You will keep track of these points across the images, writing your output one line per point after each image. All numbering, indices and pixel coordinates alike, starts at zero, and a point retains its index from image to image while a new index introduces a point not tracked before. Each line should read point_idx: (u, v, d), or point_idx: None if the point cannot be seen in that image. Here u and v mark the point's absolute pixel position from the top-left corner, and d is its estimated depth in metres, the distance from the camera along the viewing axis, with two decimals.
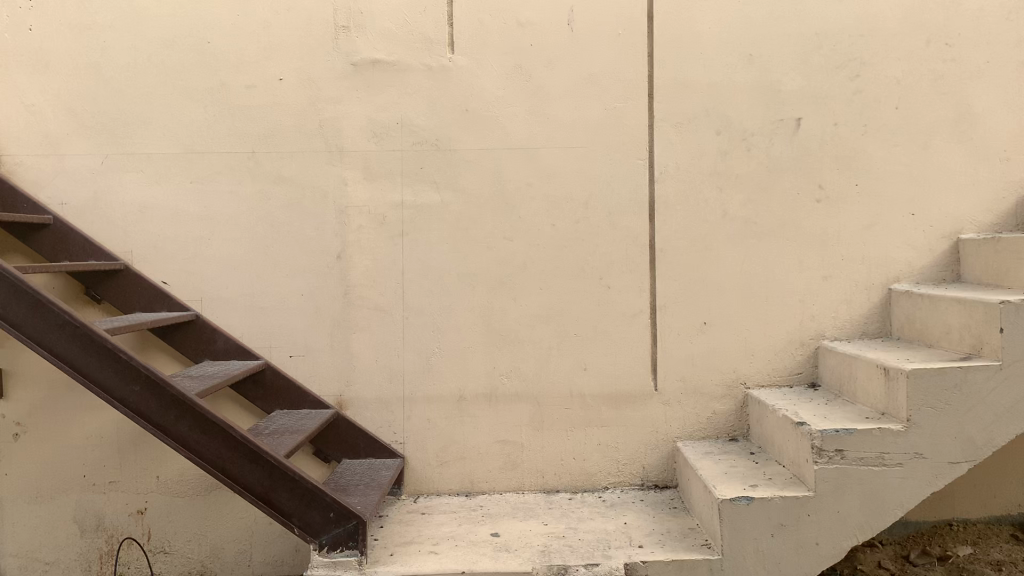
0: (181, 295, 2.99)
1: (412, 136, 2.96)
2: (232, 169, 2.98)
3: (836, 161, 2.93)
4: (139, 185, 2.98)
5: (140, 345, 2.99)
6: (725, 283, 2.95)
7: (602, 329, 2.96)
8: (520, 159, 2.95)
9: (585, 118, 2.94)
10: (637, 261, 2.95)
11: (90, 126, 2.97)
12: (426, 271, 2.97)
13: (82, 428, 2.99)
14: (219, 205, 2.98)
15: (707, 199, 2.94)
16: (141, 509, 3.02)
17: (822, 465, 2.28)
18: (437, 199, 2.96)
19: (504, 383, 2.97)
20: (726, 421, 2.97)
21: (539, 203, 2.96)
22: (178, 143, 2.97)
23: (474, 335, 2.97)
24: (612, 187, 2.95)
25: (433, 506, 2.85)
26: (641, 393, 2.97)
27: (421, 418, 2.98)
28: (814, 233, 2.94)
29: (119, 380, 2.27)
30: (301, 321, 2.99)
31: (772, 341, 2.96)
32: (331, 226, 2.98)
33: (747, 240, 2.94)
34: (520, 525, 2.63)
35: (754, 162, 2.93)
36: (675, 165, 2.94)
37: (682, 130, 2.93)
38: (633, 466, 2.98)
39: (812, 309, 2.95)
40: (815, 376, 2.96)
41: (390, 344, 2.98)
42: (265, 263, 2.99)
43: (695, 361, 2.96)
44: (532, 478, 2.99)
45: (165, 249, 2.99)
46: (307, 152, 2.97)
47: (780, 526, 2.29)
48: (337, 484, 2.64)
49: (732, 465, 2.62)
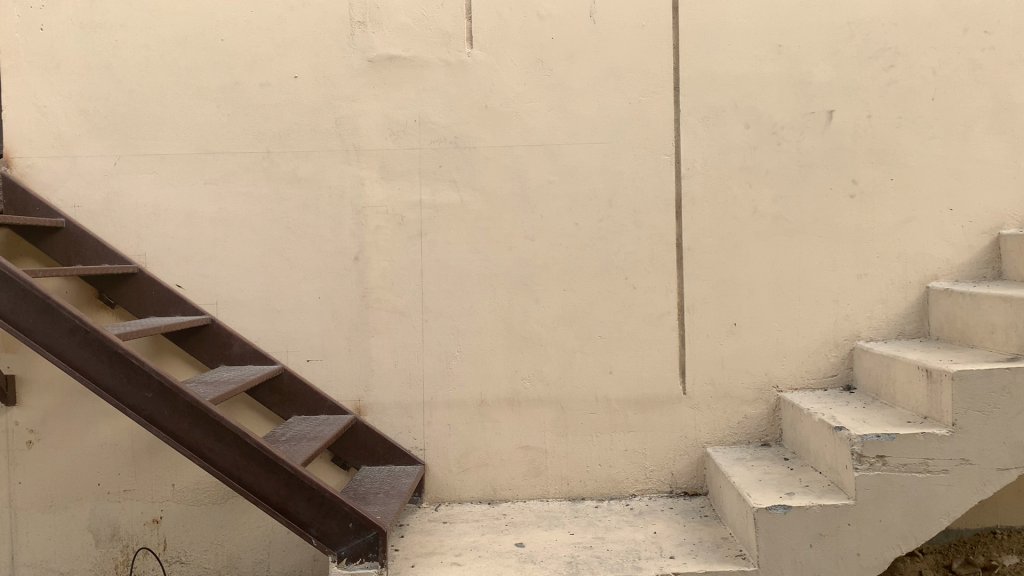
0: (196, 298, 2.93)
1: (429, 134, 2.88)
2: (247, 169, 2.91)
3: (870, 155, 2.82)
4: (152, 186, 2.92)
5: (155, 350, 2.92)
6: (755, 282, 2.84)
7: (628, 331, 2.87)
8: (541, 157, 2.86)
9: (608, 113, 2.85)
10: (663, 260, 2.86)
11: (102, 127, 2.91)
12: (446, 272, 2.89)
13: (96, 435, 2.93)
14: (233, 206, 2.91)
15: (735, 195, 2.84)
16: (156, 518, 2.95)
17: (862, 472, 2.17)
18: (456, 198, 2.88)
19: (526, 387, 2.88)
20: (758, 425, 2.87)
21: (561, 202, 2.86)
22: (191, 143, 2.91)
23: (496, 338, 2.88)
24: (637, 184, 2.85)
25: (455, 514, 2.76)
26: (668, 397, 2.87)
27: (442, 424, 2.89)
28: (847, 230, 2.83)
29: (131, 386, 2.20)
30: (318, 324, 2.91)
31: (805, 342, 2.85)
32: (348, 227, 2.90)
33: (778, 237, 2.84)
34: (546, 535, 2.54)
35: (784, 157, 2.83)
36: (702, 161, 2.84)
37: (709, 124, 2.83)
38: (661, 472, 2.88)
39: (847, 309, 2.84)
40: (851, 379, 2.85)
41: (409, 347, 2.90)
42: (282, 265, 2.91)
43: (725, 364, 2.86)
44: (557, 485, 2.89)
45: (179, 252, 2.93)
46: (323, 151, 2.90)
47: (819, 535, 2.18)
48: (356, 492, 2.56)
49: (766, 472, 2.51)
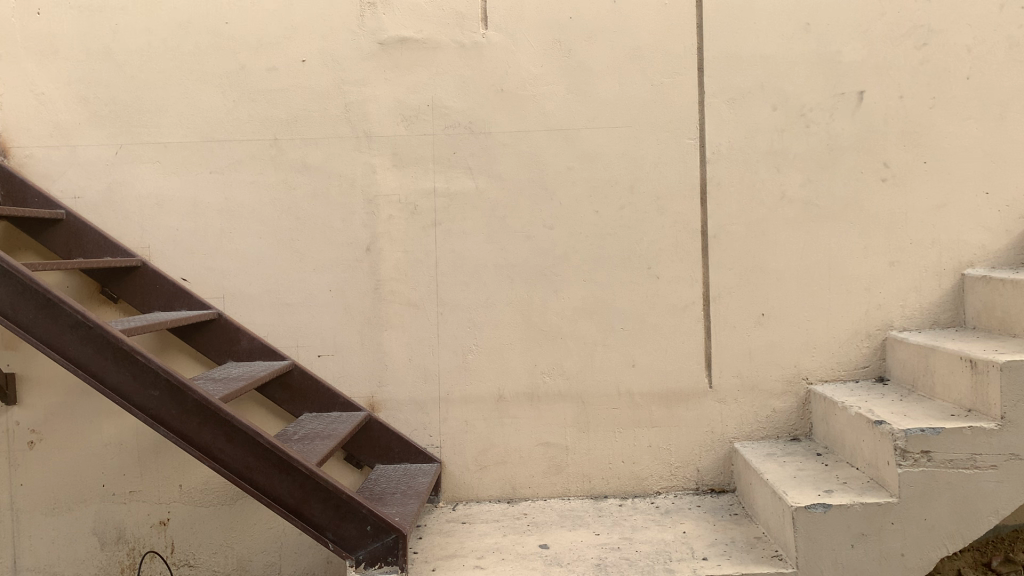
0: (202, 292, 2.82)
1: (443, 119, 2.77)
2: (254, 157, 2.80)
3: (903, 138, 2.71)
4: (156, 176, 2.81)
5: (160, 346, 2.82)
6: (784, 271, 2.74)
7: (651, 323, 2.76)
8: (560, 142, 2.75)
9: (629, 96, 2.74)
10: (687, 248, 2.75)
11: (103, 115, 2.80)
12: (462, 263, 2.78)
13: (100, 434, 2.83)
14: (240, 196, 2.81)
15: (762, 180, 2.73)
16: (163, 519, 2.85)
17: (906, 468, 2.06)
18: (472, 185, 2.77)
19: (546, 382, 2.78)
20: (787, 419, 2.76)
21: (581, 188, 2.75)
22: (196, 131, 2.80)
23: (514, 331, 2.78)
24: (660, 169, 2.74)
25: (474, 514, 2.66)
26: (694, 391, 2.76)
27: (459, 421, 2.79)
28: (879, 215, 2.72)
29: (136, 384, 2.10)
30: (329, 319, 2.81)
31: (836, 333, 2.74)
32: (360, 217, 2.79)
33: (807, 224, 2.73)
34: (571, 536, 2.43)
35: (813, 140, 2.72)
36: (728, 145, 2.73)
37: (734, 106, 2.72)
38: (686, 469, 2.78)
39: (879, 298, 2.74)
40: (883, 370, 2.74)
41: (424, 341, 2.79)
42: (291, 258, 2.81)
43: (752, 356, 2.75)
44: (579, 483, 2.79)
45: (185, 245, 2.82)
46: (332, 138, 2.79)
47: (860, 535, 2.08)
48: (372, 492, 2.45)
49: (800, 468, 2.41)
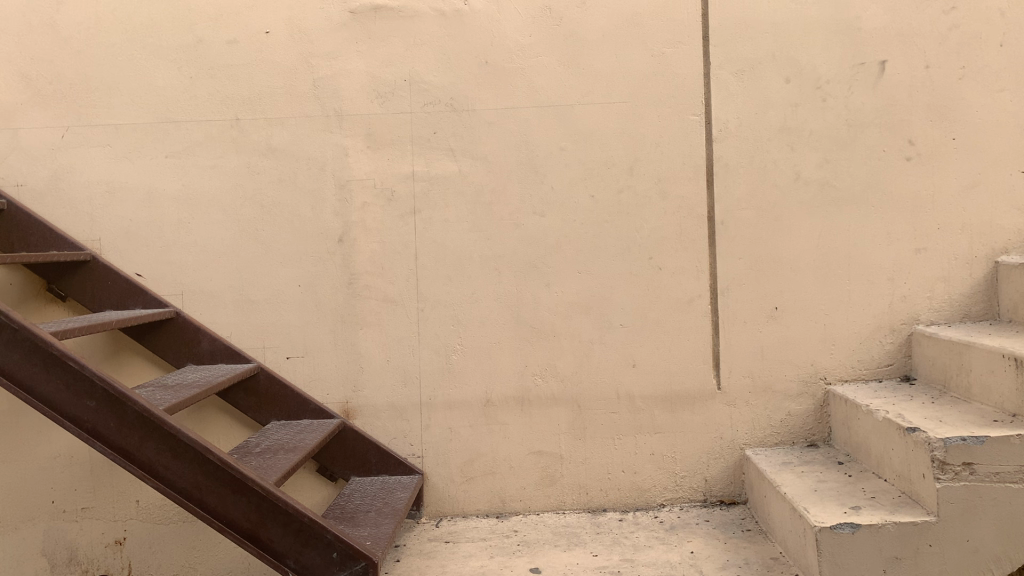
0: (159, 289, 2.56)
1: (421, 95, 2.51)
2: (213, 140, 2.54)
3: (929, 112, 2.45)
4: (106, 161, 2.55)
5: (113, 349, 2.56)
6: (799, 260, 2.48)
7: (654, 319, 2.50)
8: (551, 121, 2.49)
9: (628, 68, 2.48)
10: (693, 236, 2.49)
11: (48, 94, 2.54)
12: (444, 254, 2.52)
13: (49, 446, 2.58)
14: (199, 183, 2.55)
15: (775, 160, 2.47)
16: (119, 539, 2.60)
17: (945, 483, 1.81)
18: (454, 168, 2.51)
19: (538, 384, 2.52)
20: (803, 423, 2.51)
21: (574, 171, 2.50)
22: (150, 111, 2.54)
23: (502, 329, 2.52)
24: (661, 149, 2.48)
25: (459, 533, 2.41)
26: (701, 393, 2.51)
27: (442, 428, 2.54)
28: (904, 198, 2.46)
29: (70, 394, 1.85)
30: (299, 317, 2.55)
31: (857, 328, 2.49)
32: (331, 204, 2.53)
33: (824, 208, 2.47)
34: (566, 558, 2.18)
35: (830, 115, 2.46)
36: (737, 122, 2.47)
37: (743, 79, 2.47)
38: (693, 479, 2.53)
39: (904, 289, 2.48)
40: (909, 369, 2.48)
41: (403, 341, 2.54)
42: (255, 250, 2.55)
43: (764, 354, 2.50)
44: (574, 496, 2.54)
45: (139, 237, 2.56)
46: (300, 117, 2.53)
47: (894, 559, 1.83)
48: (343, 511, 2.20)
49: (821, 479, 2.15)
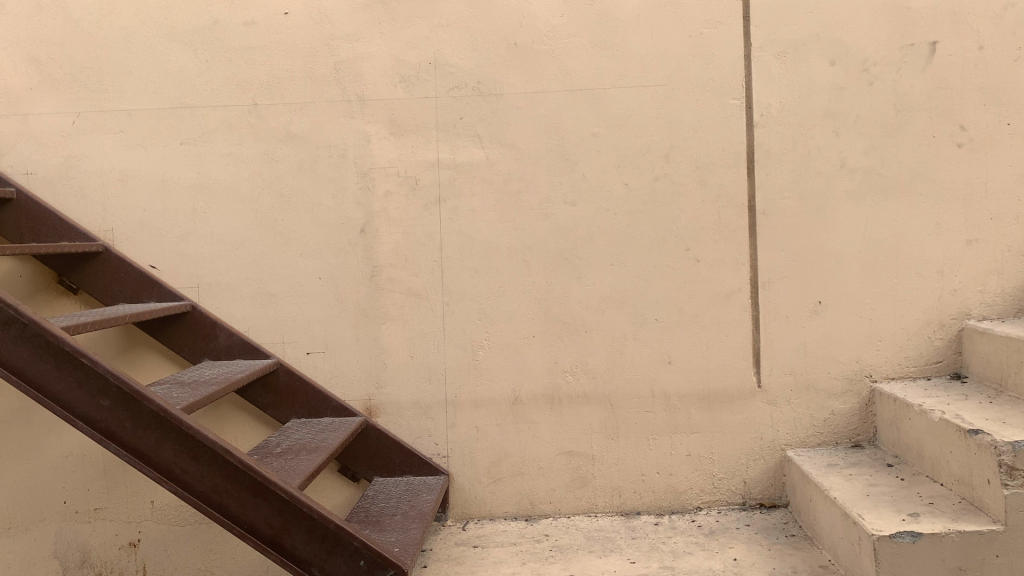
0: (174, 282, 2.46)
1: (447, 79, 2.39)
2: (230, 126, 2.43)
3: (982, 95, 2.32)
4: (119, 149, 2.45)
5: (127, 344, 2.47)
6: (844, 252, 2.36)
7: (690, 313, 2.39)
8: (583, 106, 2.38)
9: (664, 50, 2.36)
10: (732, 227, 2.38)
11: (58, 79, 2.43)
12: (470, 246, 2.41)
13: (61, 444, 2.49)
14: (215, 171, 2.44)
15: (818, 146, 2.35)
16: (133, 541, 2.50)
17: (1013, 490, 1.68)
18: (481, 155, 2.40)
19: (569, 382, 2.41)
20: (847, 423, 2.39)
21: (607, 158, 2.38)
22: (164, 96, 2.43)
23: (531, 324, 2.41)
24: (699, 136, 2.37)
25: (487, 536, 2.30)
26: (739, 391, 2.40)
27: (469, 427, 2.43)
28: (955, 186, 2.34)
29: (82, 393, 1.74)
30: (319, 311, 2.45)
31: (904, 323, 2.37)
32: (352, 193, 2.43)
33: (871, 197, 2.35)
34: (602, 565, 2.07)
35: (877, 99, 2.34)
36: (778, 106, 2.35)
37: (785, 61, 2.34)
38: (731, 481, 2.42)
39: (954, 282, 2.35)
40: (959, 366, 2.36)
41: (428, 336, 2.43)
42: (274, 241, 2.44)
43: (806, 350, 2.38)
44: (607, 498, 2.43)
45: (153, 228, 2.46)
46: (320, 102, 2.42)
47: (957, 570, 1.72)
48: (368, 514, 2.10)
49: (872, 483, 2.04)
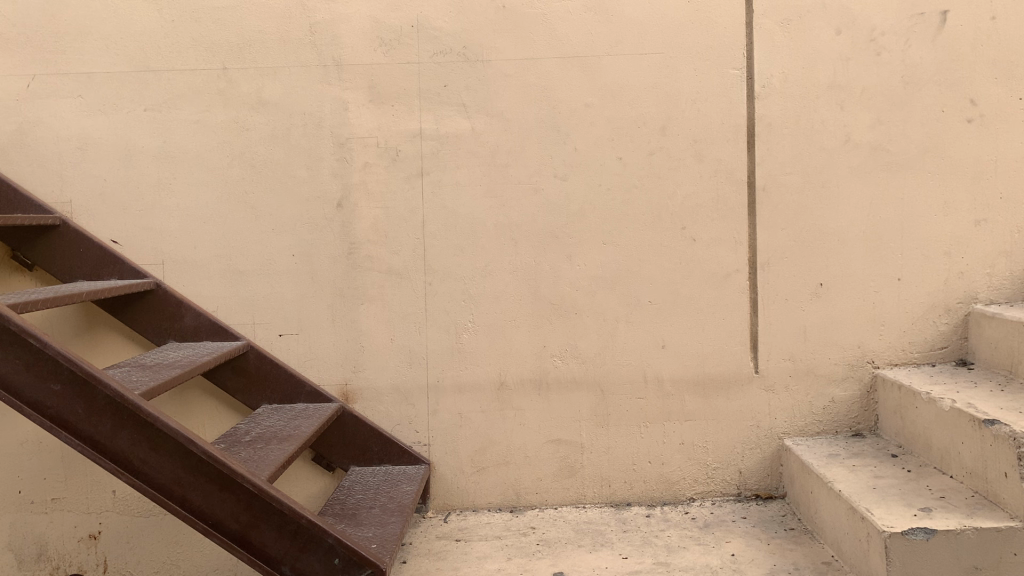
0: (137, 258, 2.30)
1: (431, 43, 2.24)
2: (198, 91, 2.27)
3: (995, 68, 2.20)
4: (77, 115, 2.28)
5: (87, 324, 2.31)
6: (847, 232, 2.25)
7: (686, 295, 2.27)
8: (575, 74, 2.24)
9: (661, 15, 2.22)
10: (730, 204, 2.25)
11: (12, 38, 2.26)
12: (454, 222, 2.27)
13: (16, 431, 2.33)
14: (182, 139, 2.28)
15: (823, 121, 2.23)
16: (93, 533, 2.36)
17: None
18: (466, 126, 2.26)
19: (557, 366, 2.29)
20: (848, 411, 2.29)
21: (601, 130, 2.25)
22: (127, 58, 2.27)
23: (518, 305, 2.28)
24: (698, 107, 2.24)
25: (471, 529, 2.18)
26: (736, 378, 2.28)
27: (451, 413, 2.30)
28: (964, 163, 2.22)
29: (31, 376, 1.60)
30: (293, 290, 2.30)
31: (909, 307, 2.26)
32: (329, 165, 2.28)
33: (877, 174, 2.23)
34: (593, 560, 1.95)
35: (885, 71, 2.21)
36: (781, 77, 2.23)
37: (790, 29, 2.22)
38: (726, 471, 2.31)
39: (962, 264, 2.24)
40: (965, 352, 2.26)
41: (408, 317, 2.30)
42: (245, 216, 2.29)
43: (807, 335, 2.27)
44: (596, 488, 2.32)
45: (114, 200, 2.30)
46: (294, 67, 2.26)
47: (973, 569, 1.62)
48: (344, 507, 1.97)
49: (877, 475, 1.93)
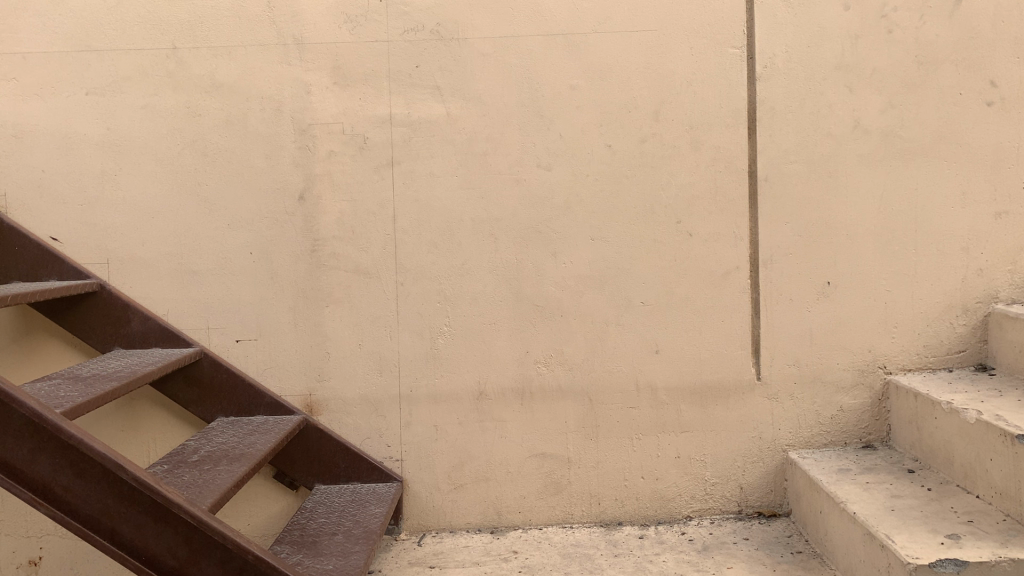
0: (80, 257, 2.10)
1: (401, 20, 2.04)
2: (145, 73, 2.06)
3: (1016, 45, 2.01)
4: (11, 99, 2.06)
5: (24, 330, 2.10)
6: (857, 225, 2.06)
7: (681, 296, 2.08)
8: (559, 54, 2.04)
9: None
10: (730, 196, 2.06)
11: None
12: (428, 216, 2.08)
13: None
14: (128, 126, 2.07)
15: (830, 105, 2.04)
16: (33, 559, 2.15)
17: None
18: (441, 111, 2.06)
19: (541, 374, 2.10)
20: (857, 421, 2.11)
21: (588, 115, 2.05)
22: (65, 37, 2.05)
23: (498, 307, 2.09)
24: (694, 90, 2.04)
25: (447, 554, 1.98)
26: (736, 385, 2.10)
27: (425, 426, 2.11)
28: (983, 151, 2.04)
29: None
30: (251, 291, 2.10)
31: (923, 308, 2.08)
32: (290, 154, 2.07)
33: (889, 163, 2.05)
34: None
35: (898, 50, 2.03)
36: (785, 57, 2.04)
37: (794, 4, 2.03)
38: (726, 487, 2.12)
39: (981, 261, 2.06)
40: (984, 356, 2.08)
41: (378, 321, 2.10)
42: (198, 210, 2.09)
43: (813, 338, 2.09)
44: (585, 506, 2.12)
45: (53, 193, 2.08)
46: (251, 46, 2.05)
47: None
48: (304, 533, 1.77)
49: (895, 494, 1.75)
